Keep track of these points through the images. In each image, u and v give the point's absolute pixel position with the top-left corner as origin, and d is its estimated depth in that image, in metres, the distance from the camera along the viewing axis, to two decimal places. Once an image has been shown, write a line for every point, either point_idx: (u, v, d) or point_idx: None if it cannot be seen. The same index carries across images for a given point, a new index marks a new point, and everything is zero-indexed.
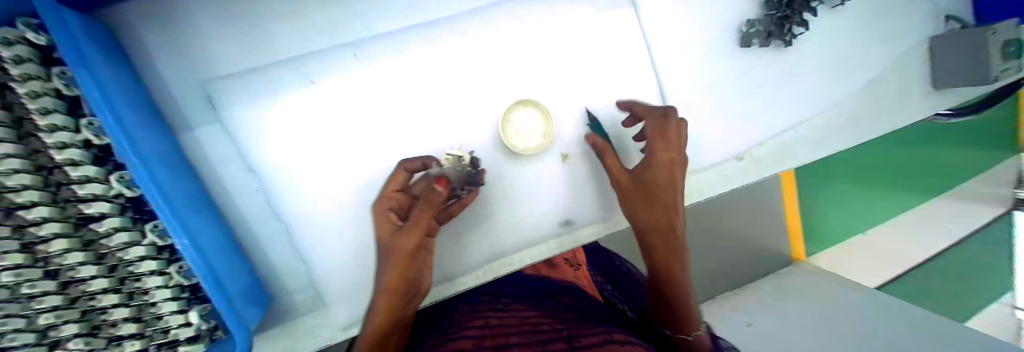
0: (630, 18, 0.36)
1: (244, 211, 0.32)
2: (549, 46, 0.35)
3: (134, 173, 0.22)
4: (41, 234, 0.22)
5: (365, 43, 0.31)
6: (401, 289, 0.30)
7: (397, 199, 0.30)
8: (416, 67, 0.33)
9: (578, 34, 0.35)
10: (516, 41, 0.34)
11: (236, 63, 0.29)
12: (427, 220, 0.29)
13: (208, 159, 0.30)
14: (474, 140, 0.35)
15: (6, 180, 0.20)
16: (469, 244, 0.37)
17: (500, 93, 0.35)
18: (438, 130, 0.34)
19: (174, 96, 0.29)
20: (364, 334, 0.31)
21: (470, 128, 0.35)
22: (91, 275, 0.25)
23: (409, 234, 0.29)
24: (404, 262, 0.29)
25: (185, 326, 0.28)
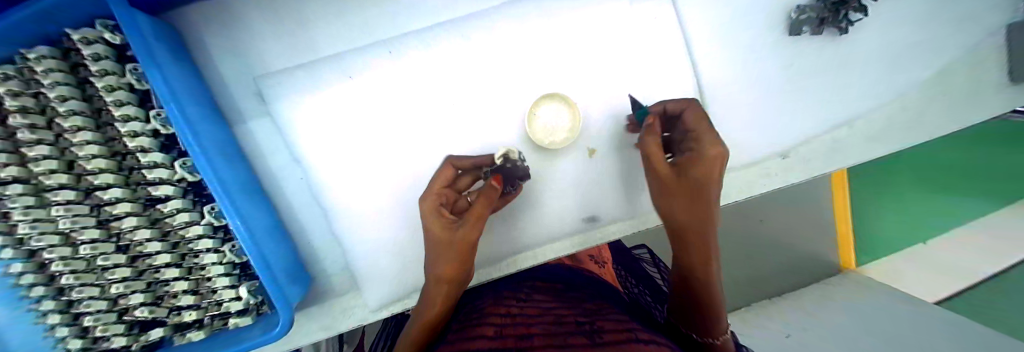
0: (666, 7, 0.34)
1: (289, 197, 0.34)
2: (580, 38, 0.34)
3: (195, 160, 0.24)
4: (116, 212, 0.27)
5: (399, 37, 0.32)
6: (455, 279, 0.32)
7: (445, 195, 0.31)
8: (447, 61, 0.33)
9: (609, 25, 0.34)
10: (546, 34, 0.34)
11: (282, 58, 0.31)
12: (484, 214, 0.30)
13: (257, 148, 0.33)
14: (501, 133, 0.35)
15: (82, 162, 0.25)
16: (495, 236, 0.38)
17: (529, 86, 0.35)
18: (467, 123, 0.35)
19: (229, 90, 0.31)
20: (421, 320, 0.33)
21: (497, 120, 0.35)
22: (157, 250, 0.28)
23: (467, 227, 0.30)
24: (462, 254, 0.31)
25: (236, 299, 0.30)
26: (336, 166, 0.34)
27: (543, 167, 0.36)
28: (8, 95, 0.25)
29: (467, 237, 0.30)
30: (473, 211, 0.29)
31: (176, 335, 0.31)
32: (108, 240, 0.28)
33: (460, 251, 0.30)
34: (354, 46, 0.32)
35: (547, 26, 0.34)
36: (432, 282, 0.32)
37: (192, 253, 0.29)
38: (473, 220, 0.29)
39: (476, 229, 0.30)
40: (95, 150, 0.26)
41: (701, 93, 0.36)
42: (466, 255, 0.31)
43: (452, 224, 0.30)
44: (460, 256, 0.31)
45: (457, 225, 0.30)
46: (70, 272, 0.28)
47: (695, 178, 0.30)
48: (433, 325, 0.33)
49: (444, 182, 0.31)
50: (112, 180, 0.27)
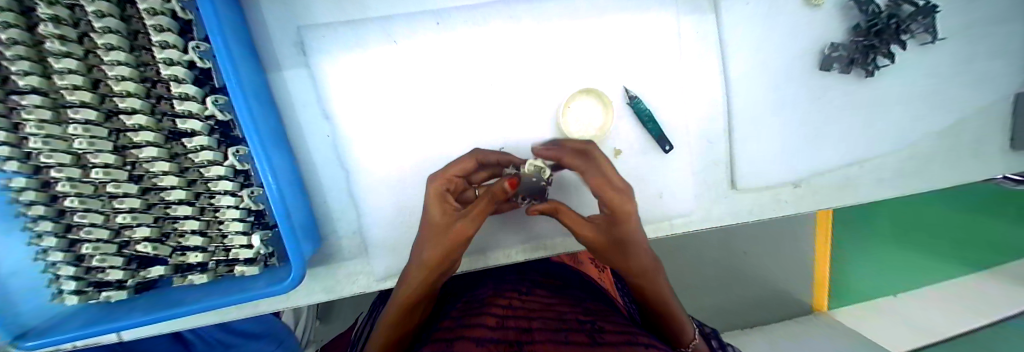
0: (710, 24, 0.35)
1: (313, 152, 0.34)
2: (623, 40, 0.35)
3: (234, 99, 0.24)
4: (137, 139, 0.26)
5: (448, 12, 0.32)
6: (440, 267, 0.31)
7: (453, 182, 0.30)
8: (491, 42, 0.33)
9: (655, 30, 0.34)
10: (591, 31, 0.34)
11: (330, 15, 0.31)
12: (487, 212, 0.29)
13: (290, 99, 0.32)
14: (532, 122, 0.36)
15: (113, 84, 0.25)
16: (509, 223, 0.40)
17: (566, 79, 0.35)
18: (500, 107, 0.35)
19: (271, 37, 0.31)
20: (398, 294, 0.31)
21: (530, 109, 0.36)
22: (172, 185, 0.27)
23: (467, 220, 0.29)
24: (454, 245, 0.30)
25: (246, 247, 0.30)
26: (365, 128, 0.34)
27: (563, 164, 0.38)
28: (43, 2, 0.23)
29: (463, 230, 0.29)
30: (477, 204, 0.29)
31: (176, 276, 0.30)
32: (122, 168, 0.28)
33: (454, 243, 0.29)
34: (402, 13, 0.32)
35: (596, 23, 0.34)
36: (415, 264, 0.31)
37: (207, 192, 0.29)
38: (474, 214, 0.29)
39: (475, 223, 0.29)
40: (124, 71, 0.25)
41: (730, 113, 0.37)
42: (456, 247, 0.30)
43: (454, 212, 0.30)
44: (448, 245, 0.29)
45: (457, 216, 0.29)
46: (76, 195, 0.27)
47: (615, 235, 0.29)
48: (409, 304, 0.31)
49: (460, 171, 0.30)
50: (138, 106, 0.26)
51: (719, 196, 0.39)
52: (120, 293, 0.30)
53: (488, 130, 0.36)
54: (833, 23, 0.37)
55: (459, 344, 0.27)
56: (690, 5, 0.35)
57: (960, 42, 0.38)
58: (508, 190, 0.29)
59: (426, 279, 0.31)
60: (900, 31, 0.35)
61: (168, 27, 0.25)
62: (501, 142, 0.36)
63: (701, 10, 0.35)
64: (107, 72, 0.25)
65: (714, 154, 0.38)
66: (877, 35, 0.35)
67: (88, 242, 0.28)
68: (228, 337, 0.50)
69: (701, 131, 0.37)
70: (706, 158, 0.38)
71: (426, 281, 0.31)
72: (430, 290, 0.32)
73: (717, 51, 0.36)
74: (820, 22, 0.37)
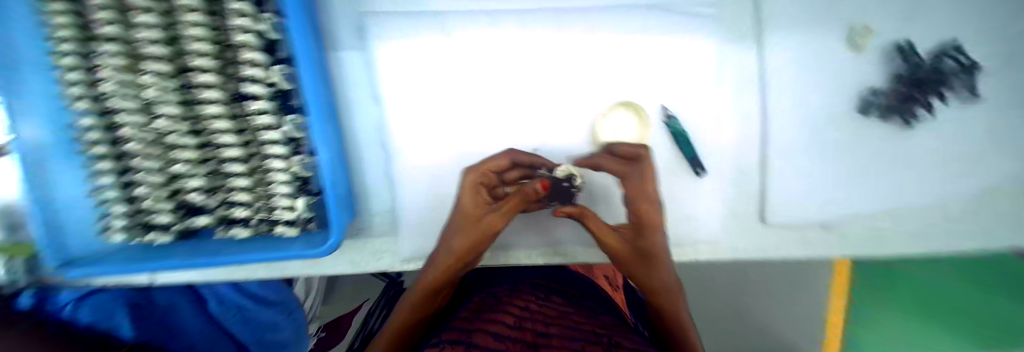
0: (752, 57, 0.36)
1: (357, 130, 0.35)
2: (665, 61, 0.36)
3: (304, 71, 0.26)
4: (208, 96, 0.28)
5: (502, 15, 0.34)
6: (465, 257, 0.31)
7: (488, 176, 0.31)
8: (538, 48, 0.35)
9: (698, 55, 0.35)
10: (635, 48, 0.35)
11: (391, 4, 0.33)
12: (517, 209, 0.30)
13: (342, 79, 0.34)
14: (568, 129, 0.37)
15: (192, 43, 0.27)
16: (532, 224, 0.40)
17: (605, 93, 0.37)
18: (539, 110, 0.37)
19: (332, 19, 0.33)
20: (422, 278, 0.32)
21: (567, 117, 0.37)
22: (230, 142, 0.29)
23: (497, 216, 0.30)
24: (482, 237, 0.31)
25: (289, 210, 0.31)
26: (410, 114, 0.36)
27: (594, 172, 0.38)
28: None
29: (494, 224, 0.30)
30: (511, 200, 0.30)
31: (221, 227, 0.32)
32: (185, 121, 0.29)
33: (482, 235, 0.30)
34: (459, 11, 0.34)
35: (641, 41, 0.35)
36: (443, 251, 0.31)
37: (258, 154, 0.30)
38: (506, 209, 0.30)
39: (505, 218, 0.30)
40: (200, 29, 0.27)
41: (763, 145, 0.38)
42: (483, 240, 0.31)
43: (486, 205, 0.31)
44: (476, 237, 0.31)
45: (489, 210, 0.30)
46: (139, 141, 0.29)
47: (641, 248, 0.30)
48: (430, 291, 0.32)
49: (495, 167, 0.31)
50: (209, 66, 0.28)
51: (745, 227, 0.39)
52: (164, 238, 0.32)
53: (524, 132, 0.37)
54: (873, 70, 0.37)
55: (477, 336, 0.28)
56: (736, 36, 0.35)
57: (1001, 102, 0.38)
58: (541, 191, 0.29)
59: (449, 267, 0.32)
60: (934, 86, 0.37)
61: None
62: (535, 143, 0.37)
63: (745, 42, 0.36)
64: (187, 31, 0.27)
65: (744, 185, 0.38)
66: (913, 87, 0.37)
67: (143, 185, 0.30)
68: (244, 300, 0.51)
69: (733, 160, 0.38)
70: (735, 188, 0.38)
71: (450, 269, 0.32)
72: (452, 278, 0.33)
73: (757, 84, 0.37)
74: (861, 67, 0.37)
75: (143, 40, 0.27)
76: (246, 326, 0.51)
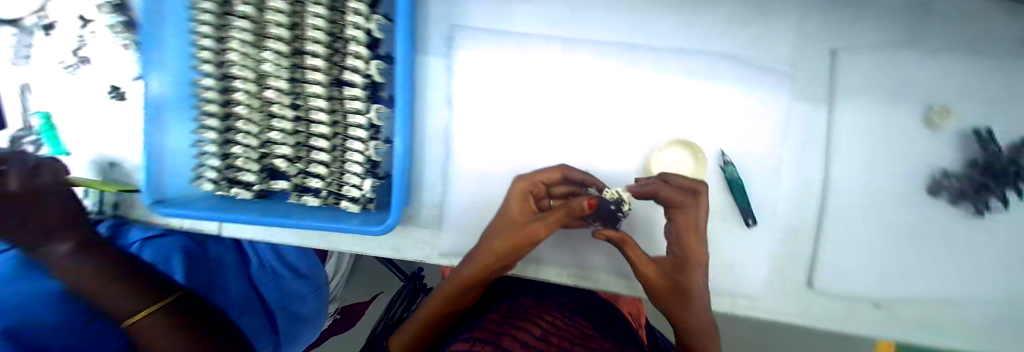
0: (814, 120, 0.37)
1: (428, 127, 0.40)
2: (724, 110, 0.37)
3: (399, 64, 0.31)
4: (313, 78, 0.33)
5: (573, 45, 0.38)
6: (503, 259, 0.32)
7: (539, 186, 0.33)
8: (602, 78, 0.38)
9: (755, 110, 0.37)
10: (696, 93, 0.37)
11: (478, 22, 0.39)
12: (560, 222, 0.31)
13: (424, 79, 0.40)
14: (621, 159, 0.38)
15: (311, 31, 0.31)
16: (566, 243, 0.41)
17: (662, 130, 0.38)
18: (594, 136, 0.38)
19: (428, 29, 0.39)
20: (460, 271, 0.34)
21: (622, 147, 0.38)
22: (322, 121, 0.34)
23: (541, 224, 0.31)
24: (522, 243, 0.31)
25: (355, 188, 0.35)
26: (473, 118, 0.40)
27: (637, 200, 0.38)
28: None
29: (536, 232, 0.31)
30: (557, 211, 0.31)
31: (295, 193, 0.36)
32: (288, 95, 0.34)
33: (523, 240, 0.31)
34: (534, 35, 0.38)
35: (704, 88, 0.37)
36: (484, 249, 0.33)
37: (341, 135, 0.35)
38: (552, 220, 0.31)
39: (548, 229, 0.31)
40: (320, 24, 0.32)
41: (818, 208, 0.37)
42: (523, 246, 0.32)
43: (532, 213, 0.32)
44: (517, 241, 0.31)
45: (533, 217, 0.32)
46: (246, 106, 0.34)
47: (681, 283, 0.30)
48: (464, 285, 0.34)
49: (545, 178, 0.33)
50: (320, 52, 0.33)
51: (789, 290, 0.37)
52: (244, 194, 0.35)
53: (576, 154, 0.39)
54: (949, 152, 0.36)
55: (506, 341, 0.28)
56: (797, 97, 0.37)
57: None
58: (587, 209, 0.29)
59: (487, 266, 0.33)
60: (1015, 178, 0.35)
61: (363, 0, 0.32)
62: (586, 165, 0.39)
63: (807, 105, 0.37)
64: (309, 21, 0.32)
65: (793, 246, 0.37)
66: (992, 176, 0.36)
67: (240, 145, 0.34)
68: (283, 269, 0.57)
69: (785, 219, 0.37)
70: (784, 247, 0.37)
71: (487, 268, 0.33)
72: (486, 278, 0.34)
73: (817, 147, 0.37)
74: (934, 147, 0.36)
75: (270, 22, 0.33)
76: (278, 294, 0.55)
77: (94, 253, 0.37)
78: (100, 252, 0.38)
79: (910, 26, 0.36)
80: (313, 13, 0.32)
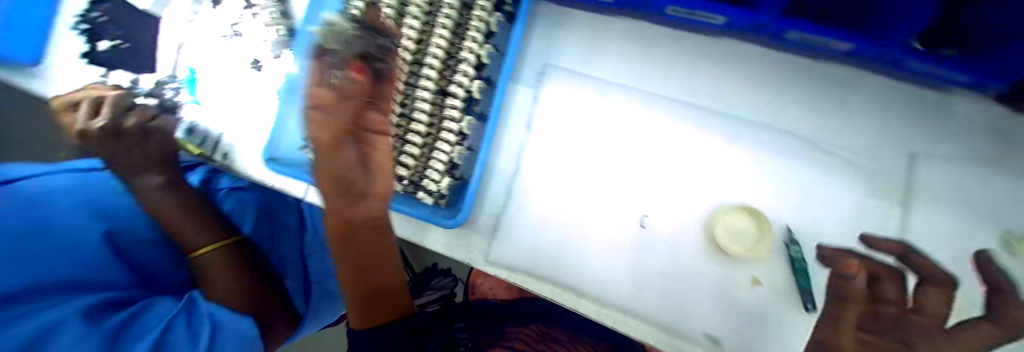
0: (879, 215, 0.37)
1: (503, 144, 0.44)
2: (790, 185, 0.38)
3: (501, 87, 0.37)
4: (425, 86, 0.41)
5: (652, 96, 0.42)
6: (340, 185, 0.32)
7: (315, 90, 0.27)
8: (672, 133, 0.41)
9: (819, 191, 0.38)
10: (761, 163, 0.39)
11: (568, 62, 0.44)
12: (344, 123, 0.28)
13: (511, 101, 0.45)
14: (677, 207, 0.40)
15: (436, 49, 0.40)
16: (609, 279, 0.40)
17: (723, 191, 0.39)
18: (657, 181, 0.40)
19: (524, 60, 0.45)
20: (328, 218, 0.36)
21: (680, 197, 0.40)
22: (422, 121, 0.41)
23: (328, 135, 0.28)
24: (336, 157, 0.30)
25: (434, 182, 0.41)
26: (547, 143, 0.43)
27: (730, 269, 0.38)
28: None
29: (331, 142, 0.28)
30: (330, 118, 0.26)
31: None
32: (400, 95, 0.42)
33: (339, 157, 0.30)
34: (615, 83, 0.43)
35: (770, 159, 0.39)
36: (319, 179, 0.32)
37: (434, 136, 0.42)
38: (334, 125, 0.27)
39: (328, 135, 0.27)
40: (442, 44, 0.40)
41: None
42: (341, 163, 0.30)
43: (322, 126, 0.27)
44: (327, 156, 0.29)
45: (323, 132, 0.28)
46: None
47: None
48: (343, 231, 0.36)
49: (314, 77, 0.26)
50: (435, 65, 0.41)
51: None
52: None
53: (635, 194, 0.41)
54: None
55: None
56: (862, 189, 0.38)
57: None
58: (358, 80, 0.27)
59: (338, 208, 0.34)
60: None
61: (480, 33, 0.40)
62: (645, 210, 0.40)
63: (869, 198, 0.38)
64: (434, 40, 0.40)
65: None
66: None
67: None
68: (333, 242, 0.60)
69: None
70: None
71: (340, 207, 0.34)
72: (357, 223, 0.35)
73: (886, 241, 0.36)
74: None
75: (403, 35, 0.41)
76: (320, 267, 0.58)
77: (182, 191, 0.47)
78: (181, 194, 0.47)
79: (987, 148, 0.37)
80: (438, 35, 0.40)
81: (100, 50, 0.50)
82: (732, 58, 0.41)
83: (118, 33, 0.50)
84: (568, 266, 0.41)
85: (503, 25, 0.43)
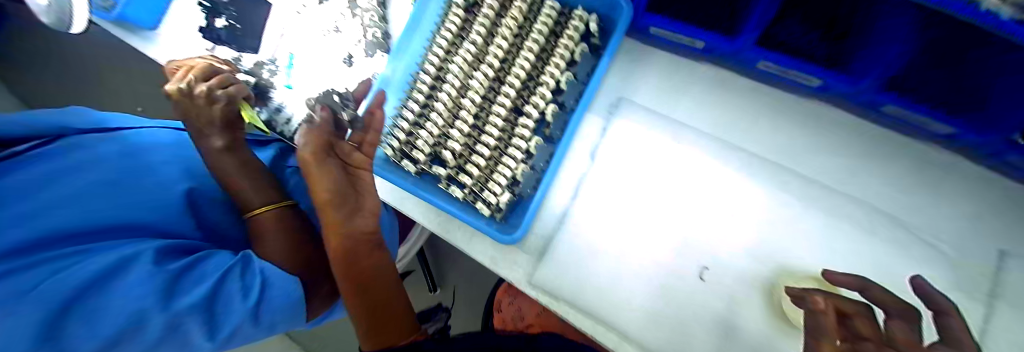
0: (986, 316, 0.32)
1: (564, 169, 0.45)
2: (868, 263, 0.36)
3: (576, 118, 0.38)
4: (503, 103, 0.43)
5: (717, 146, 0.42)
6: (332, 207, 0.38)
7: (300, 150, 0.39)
8: (731, 186, 0.41)
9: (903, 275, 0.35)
10: (836, 233, 0.37)
11: (641, 102, 0.45)
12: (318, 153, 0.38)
13: (580, 130, 0.46)
14: (730, 262, 0.39)
15: (519, 71, 0.42)
16: (650, 325, 0.38)
17: (789, 254, 0.38)
18: (711, 232, 0.40)
19: (599, 92, 0.46)
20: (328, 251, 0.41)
21: (737, 252, 0.39)
22: (494, 136, 0.43)
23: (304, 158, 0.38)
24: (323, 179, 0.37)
25: (493, 195, 0.41)
26: (608, 176, 0.44)
27: (762, 318, 0.37)
28: (519, 18, 0.43)
29: (310, 167, 0.38)
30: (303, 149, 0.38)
31: (445, 182, 0.44)
32: (477, 108, 0.44)
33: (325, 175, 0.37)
34: (681, 127, 0.43)
35: (845, 230, 0.37)
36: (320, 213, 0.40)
37: (501, 151, 0.43)
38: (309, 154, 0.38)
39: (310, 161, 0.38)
40: (526, 65, 0.42)
41: None
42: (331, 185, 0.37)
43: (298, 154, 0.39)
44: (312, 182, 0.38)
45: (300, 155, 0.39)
46: (445, 105, 0.44)
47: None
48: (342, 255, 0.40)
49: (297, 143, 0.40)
50: (516, 85, 0.42)
51: None
52: (412, 169, 0.44)
53: (688, 241, 0.40)
54: None
55: None
56: (965, 283, 0.33)
57: None
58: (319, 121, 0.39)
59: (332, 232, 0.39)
60: None
61: (564, 60, 0.41)
62: (704, 261, 0.40)
63: (979, 295, 0.32)
64: (519, 61, 0.42)
65: None
66: None
67: (427, 131, 0.44)
68: None
69: None
70: None
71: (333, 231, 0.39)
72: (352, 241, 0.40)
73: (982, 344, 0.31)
74: None
75: (490, 52, 0.43)
76: None
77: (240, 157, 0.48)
78: (239, 156, 0.48)
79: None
80: (523, 58, 0.42)
81: (217, 28, 0.55)
82: (810, 122, 0.41)
83: (233, 14, 0.55)
84: (610, 302, 0.40)
85: (588, 55, 0.43)
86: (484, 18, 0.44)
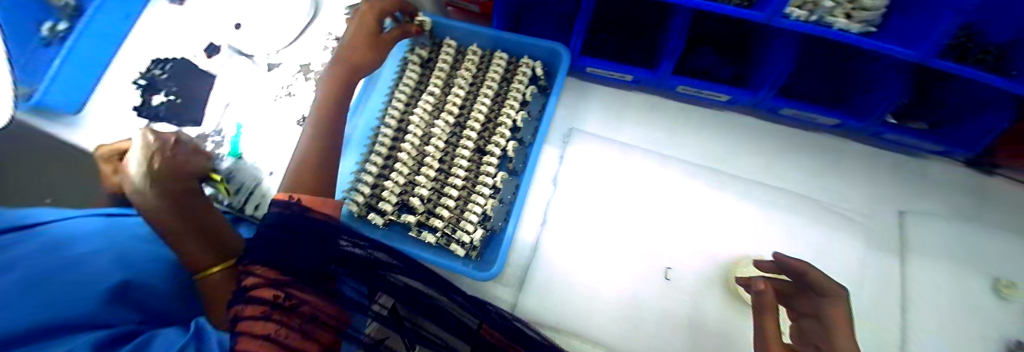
0: (877, 267, 0.40)
1: (531, 198, 0.47)
2: (794, 242, 0.42)
3: (538, 149, 0.42)
4: (467, 145, 0.45)
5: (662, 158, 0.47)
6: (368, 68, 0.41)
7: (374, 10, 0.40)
8: (681, 192, 0.46)
9: (822, 247, 0.41)
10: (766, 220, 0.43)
11: (590, 127, 0.49)
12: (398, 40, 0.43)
13: (540, 160, 0.49)
14: (690, 262, 0.43)
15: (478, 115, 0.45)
16: (637, 333, 0.40)
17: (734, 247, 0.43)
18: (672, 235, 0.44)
19: (552, 124, 0.50)
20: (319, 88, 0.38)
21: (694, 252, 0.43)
22: (461, 176, 0.45)
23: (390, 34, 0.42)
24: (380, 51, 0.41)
25: (467, 234, 0.42)
26: (572, 197, 0.47)
27: (724, 306, 0.41)
28: (471, 71, 0.48)
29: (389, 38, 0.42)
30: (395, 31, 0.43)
31: (415, 229, 0.43)
32: (441, 152, 0.46)
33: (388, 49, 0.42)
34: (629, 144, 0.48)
35: (772, 216, 0.43)
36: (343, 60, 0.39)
37: (469, 189, 0.44)
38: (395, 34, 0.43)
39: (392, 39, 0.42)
40: (484, 109, 0.46)
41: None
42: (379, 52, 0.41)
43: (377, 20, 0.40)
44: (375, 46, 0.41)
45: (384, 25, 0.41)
46: (409, 153, 0.45)
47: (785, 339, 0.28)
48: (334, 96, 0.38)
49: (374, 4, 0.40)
50: (476, 127, 0.46)
51: None
52: (377, 220, 0.42)
53: (653, 247, 0.44)
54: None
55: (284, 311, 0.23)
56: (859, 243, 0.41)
57: None
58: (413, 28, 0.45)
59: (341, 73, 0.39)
60: None
61: (518, 101, 0.47)
62: (668, 263, 0.43)
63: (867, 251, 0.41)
64: (476, 106, 0.46)
65: None
66: None
67: (392, 180, 0.44)
68: None
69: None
70: None
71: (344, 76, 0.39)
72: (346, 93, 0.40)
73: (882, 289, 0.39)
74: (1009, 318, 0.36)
75: (449, 101, 0.47)
76: None
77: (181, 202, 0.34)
78: (187, 206, 0.34)
79: (960, 200, 0.42)
80: (481, 103, 0.46)
81: (154, 105, 0.51)
82: (731, 128, 0.48)
83: (173, 89, 0.53)
84: (593, 317, 0.41)
85: (537, 95, 0.49)
86: (439, 73, 0.48)
